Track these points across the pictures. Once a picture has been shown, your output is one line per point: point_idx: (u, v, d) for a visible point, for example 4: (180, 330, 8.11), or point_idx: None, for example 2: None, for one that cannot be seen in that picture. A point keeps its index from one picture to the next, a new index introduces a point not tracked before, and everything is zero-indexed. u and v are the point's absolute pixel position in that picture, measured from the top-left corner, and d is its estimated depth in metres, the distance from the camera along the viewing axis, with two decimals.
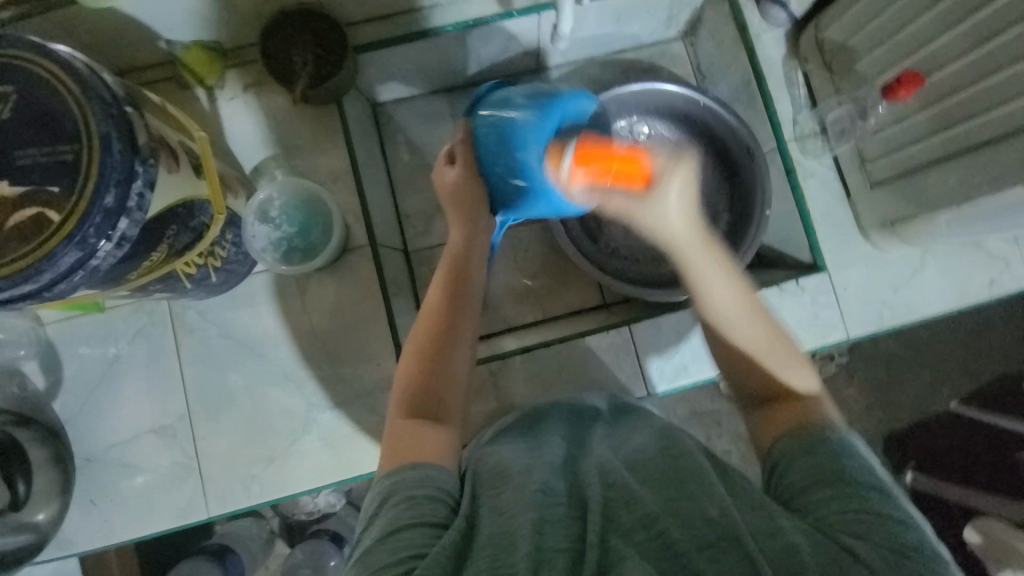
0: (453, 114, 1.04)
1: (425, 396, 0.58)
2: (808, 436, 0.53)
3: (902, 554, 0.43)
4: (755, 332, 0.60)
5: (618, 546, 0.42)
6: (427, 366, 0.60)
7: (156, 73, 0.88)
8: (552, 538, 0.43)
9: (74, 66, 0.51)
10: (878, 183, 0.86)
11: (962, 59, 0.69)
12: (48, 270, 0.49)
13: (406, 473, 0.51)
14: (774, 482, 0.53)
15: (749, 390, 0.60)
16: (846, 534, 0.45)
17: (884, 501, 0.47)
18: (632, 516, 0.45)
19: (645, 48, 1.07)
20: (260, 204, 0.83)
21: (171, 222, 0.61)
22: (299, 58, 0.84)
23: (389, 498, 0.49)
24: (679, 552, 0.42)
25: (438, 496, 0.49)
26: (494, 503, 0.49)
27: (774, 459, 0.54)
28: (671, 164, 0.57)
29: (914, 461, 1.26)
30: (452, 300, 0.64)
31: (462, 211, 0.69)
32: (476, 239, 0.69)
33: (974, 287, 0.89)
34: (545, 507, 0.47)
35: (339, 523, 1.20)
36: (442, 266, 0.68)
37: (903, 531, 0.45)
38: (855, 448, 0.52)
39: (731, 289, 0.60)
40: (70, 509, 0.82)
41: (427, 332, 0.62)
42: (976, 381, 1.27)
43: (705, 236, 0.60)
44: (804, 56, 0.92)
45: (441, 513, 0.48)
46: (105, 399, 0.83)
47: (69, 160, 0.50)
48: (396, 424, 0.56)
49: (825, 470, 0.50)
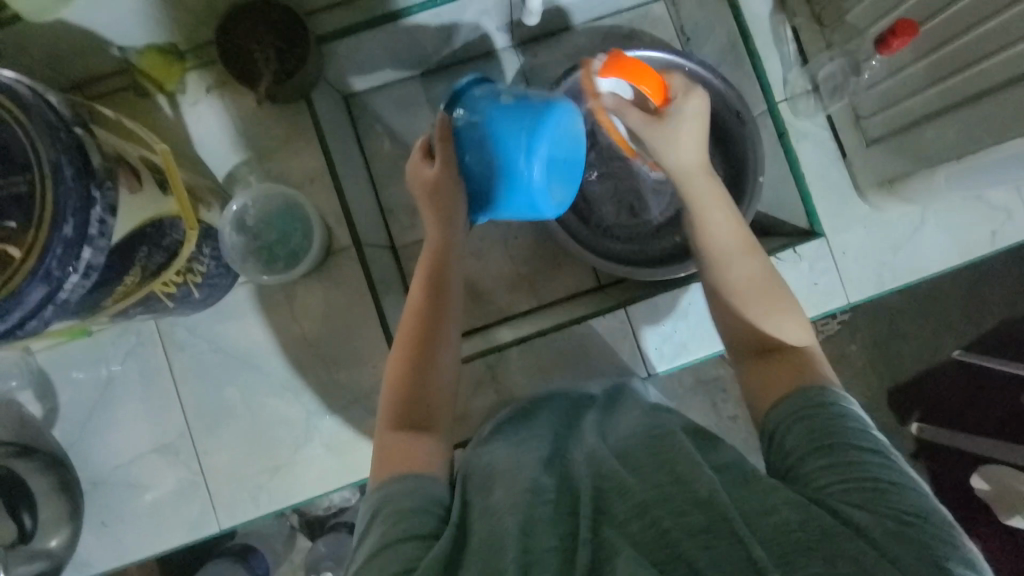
0: (429, 99, 1.00)
1: (413, 405, 0.58)
2: (803, 400, 0.52)
3: (902, 520, 0.42)
4: (744, 271, 0.63)
5: (610, 538, 0.42)
6: (413, 375, 0.59)
7: (113, 82, 0.84)
8: (542, 539, 0.43)
9: (18, 92, 0.49)
10: (873, 141, 0.84)
11: (957, 4, 0.65)
12: (14, 308, 0.47)
13: (395, 487, 0.51)
14: (772, 451, 0.52)
15: (747, 344, 0.61)
16: (842, 501, 0.44)
17: (882, 466, 0.46)
18: (628, 503, 0.45)
19: (625, 12, 1.01)
20: (235, 215, 0.80)
21: (140, 243, 0.59)
22: (261, 53, 0.80)
23: (378, 513, 0.49)
24: (674, 542, 0.41)
25: (427, 508, 0.49)
26: (486, 503, 0.48)
27: (771, 427, 0.53)
28: (685, 91, 0.68)
29: (918, 413, 1.25)
30: (434, 300, 0.63)
31: (440, 209, 0.65)
32: (452, 234, 0.66)
33: (975, 241, 0.87)
34: (533, 505, 0.46)
35: (355, 514, 1.21)
36: (424, 262, 0.65)
37: (899, 496, 0.44)
38: (850, 411, 0.51)
39: (727, 228, 0.65)
40: (83, 532, 0.83)
41: (409, 336, 0.61)
42: (981, 329, 1.25)
43: (710, 170, 0.68)
44: (793, 9, 0.87)
45: (429, 524, 0.47)
46: (103, 422, 0.83)
47: (25, 192, 0.47)
48: (384, 436, 0.56)
49: (823, 436, 0.49)
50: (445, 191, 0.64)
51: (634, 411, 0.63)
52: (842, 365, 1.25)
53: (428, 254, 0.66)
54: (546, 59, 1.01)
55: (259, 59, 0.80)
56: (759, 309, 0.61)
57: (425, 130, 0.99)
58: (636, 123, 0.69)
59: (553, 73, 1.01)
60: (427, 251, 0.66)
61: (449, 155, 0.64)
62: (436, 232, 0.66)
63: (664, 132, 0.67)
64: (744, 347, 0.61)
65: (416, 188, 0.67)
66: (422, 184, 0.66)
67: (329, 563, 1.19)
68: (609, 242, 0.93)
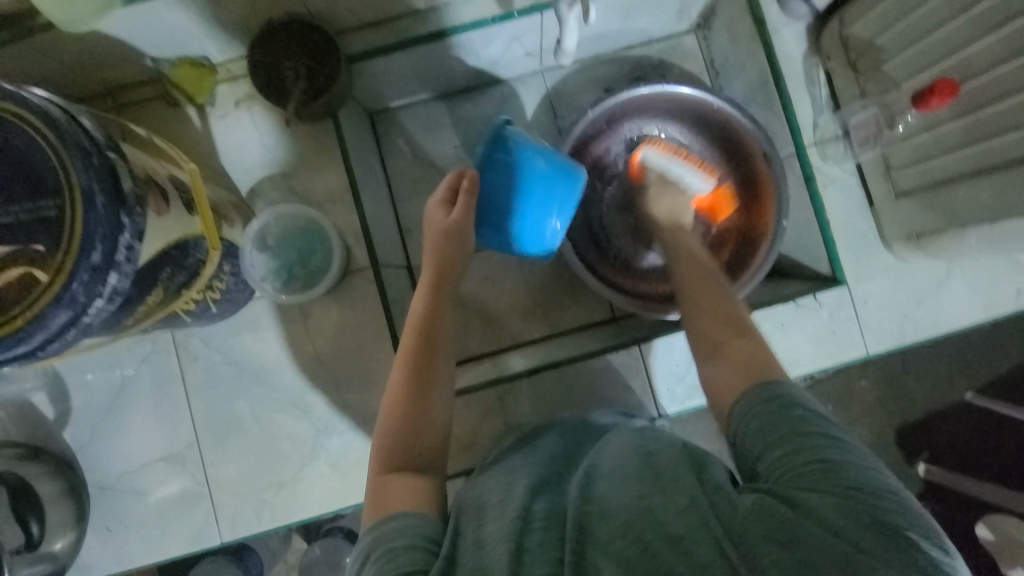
0: (454, 120, 0.99)
1: (405, 447, 0.56)
2: (759, 397, 0.51)
3: (855, 497, 0.42)
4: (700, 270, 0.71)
5: (595, 562, 0.40)
6: (404, 410, 0.58)
7: (146, 91, 0.85)
8: (530, 568, 0.41)
9: (51, 114, 0.48)
10: (903, 194, 0.81)
11: (997, 68, 0.64)
12: (38, 330, 0.47)
13: (386, 525, 0.48)
14: (740, 456, 0.51)
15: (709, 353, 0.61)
16: (800, 489, 0.43)
17: (831, 447, 0.46)
18: (610, 526, 0.42)
19: (655, 43, 1.00)
20: (257, 233, 0.80)
21: (164, 265, 0.59)
22: (291, 70, 0.80)
23: (369, 556, 0.46)
24: (653, 550, 0.40)
25: (417, 545, 0.46)
26: (477, 540, 0.45)
27: (735, 432, 0.52)
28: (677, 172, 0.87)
29: (926, 453, 1.23)
30: (431, 337, 0.62)
31: (444, 242, 0.65)
32: (454, 267, 0.66)
33: (1001, 298, 0.85)
34: (521, 533, 0.43)
35: (352, 522, 1.21)
36: (423, 295, 0.65)
37: (850, 472, 0.44)
38: (797, 396, 0.51)
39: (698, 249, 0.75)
40: (87, 536, 0.84)
41: (409, 375, 0.60)
42: (997, 379, 1.23)
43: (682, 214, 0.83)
44: (827, 53, 0.86)
45: (421, 562, 0.44)
46: (113, 427, 0.84)
47: (53, 216, 0.48)
48: (379, 481, 0.53)
49: (780, 429, 0.48)
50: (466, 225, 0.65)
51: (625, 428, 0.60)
52: (851, 403, 1.23)
53: (427, 288, 0.65)
54: (573, 86, 1.01)
55: (290, 77, 0.81)
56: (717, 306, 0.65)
57: (449, 151, 0.99)
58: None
59: (579, 100, 1.01)
60: (423, 279, 0.65)
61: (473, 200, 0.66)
62: (431, 273, 0.65)
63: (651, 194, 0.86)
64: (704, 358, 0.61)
65: (428, 228, 0.67)
66: (435, 224, 0.66)
67: (322, 568, 1.19)
68: (627, 277, 0.93)
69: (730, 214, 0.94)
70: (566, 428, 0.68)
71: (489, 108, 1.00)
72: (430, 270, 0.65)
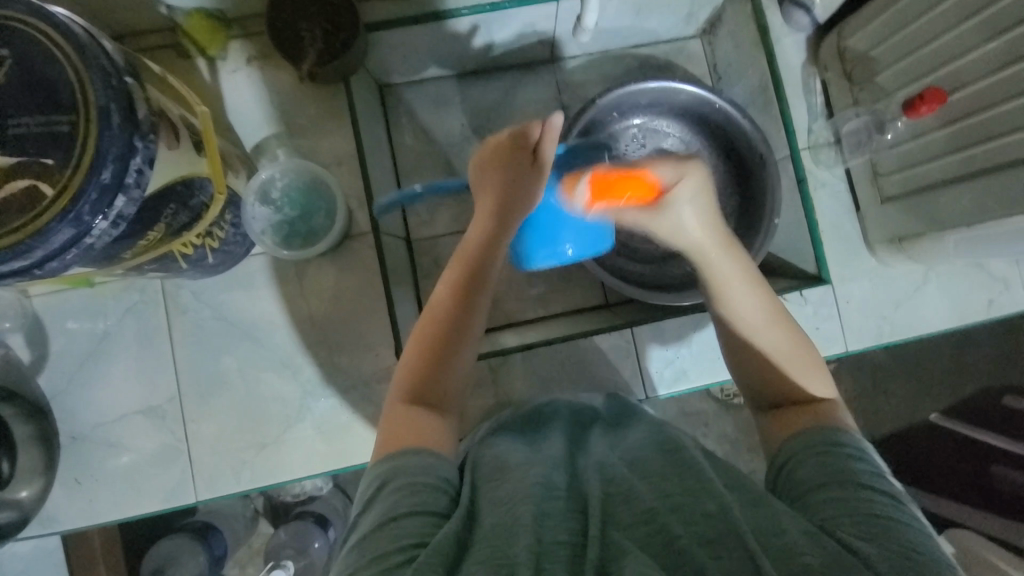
0: (462, 100, 1.01)
1: (427, 385, 0.58)
2: (817, 438, 0.52)
3: (906, 554, 0.41)
4: (753, 306, 0.61)
5: (618, 540, 0.41)
6: (430, 359, 0.59)
7: (156, 39, 0.84)
8: (552, 532, 0.42)
9: (72, 31, 0.48)
10: (888, 199, 0.86)
11: (983, 80, 0.69)
12: (39, 247, 0.47)
13: (410, 459, 0.51)
14: (782, 481, 0.51)
15: (771, 395, 0.59)
16: (847, 532, 0.43)
17: (889, 505, 0.45)
18: (634, 511, 0.44)
19: (662, 44, 1.04)
20: (261, 184, 0.81)
21: (169, 201, 0.59)
22: (308, 32, 0.81)
23: (388, 484, 0.49)
24: (681, 549, 0.41)
25: (439, 487, 0.49)
26: (494, 495, 0.48)
27: (785, 458, 0.53)
28: (677, 174, 0.62)
29: (893, 468, 1.27)
30: (462, 300, 0.61)
31: (500, 204, 0.63)
32: (499, 231, 0.63)
33: (973, 307, 0.90)
34: (543, 499, 0.45)
35: (323, 506, 1.18)
36: (464, 256, 0.63)
37: (906, 532, 0.43)
38: (867, 453, 0.50)
39: (755, 296, 0.61)
40: (54, 489, 0.81)
41: (433, 329, 0.60)
42: (959, 397, 1.28)
43: (725, 238, 0.64)
44: (825, 64, 0.90)
45: (442, 504, 0.48)
46: (92, 377, 0.82)
47: (66, 132, 0.47)
48: (395, 412, 0.56)
49: (835, 471, 0.48)
50: (520, 184, 0.64)
51: (644, 424, 0.62)
52: None
53: (468, 250, 0.63)
54: (579, 78, 1.03)
55: (306, 37, 0.81)
56: (792, 362, 0.59)
57: (453, 130, 1.00)
58: (634, 218, 0.66)
59: (584, 92, 1.03)
60: (469, 242, 0.64)
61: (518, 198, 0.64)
62: (477, 242, 0.63)
63: (663, 221, 0.63)
64: (763, 401, 0.59)
65: (490, 174, 0.65)
66: (491, 183, 0.64)
67: (289, 553, 1.13)
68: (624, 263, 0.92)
69: (725, 209, 0.96)
70: (570, 408, 0.69)
71: (495, 93, 1.01)
72: (479, 236, 0.63)
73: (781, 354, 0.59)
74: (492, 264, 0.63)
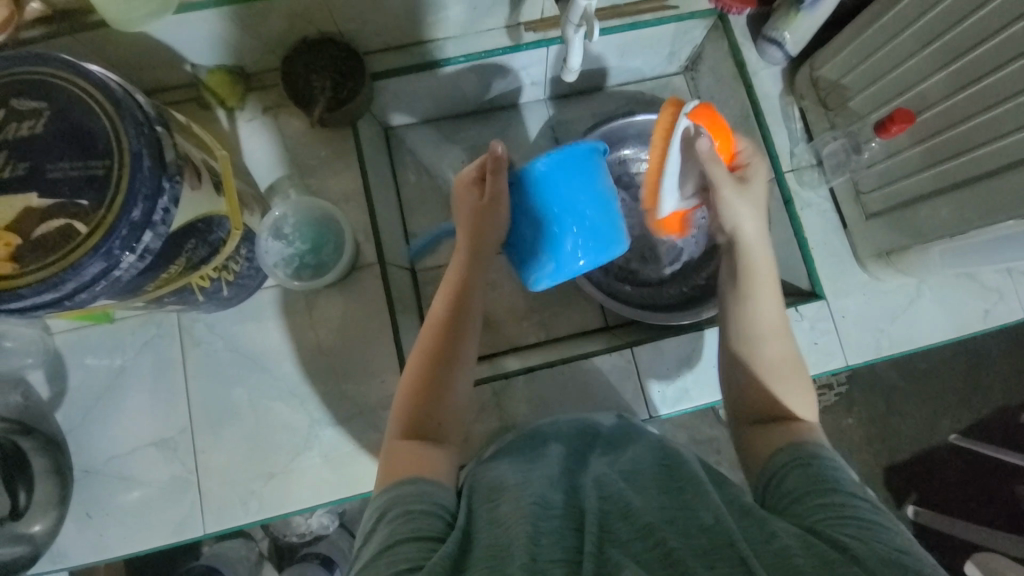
0: (462, 140, 1.07)
1: (423, 418, 0.60)
2: (790, 454, 0.53)
3: (892, 552, 0.41)
4: (770, 310, 0.64)
5: (615, 555, 0.41)
6: (425, 392, 0.61)
7: (180, 93, 0.91)
8: (546, 550, 0.43)
9: (108, 86, 0.54)
10: (872, 215, 0.89)
11: (949, 99, 0.74)
12: (70, 279, 0.51)
13: (406, 487, 0.52)
14: (770, 494, 0.52)
15: (749, 407, 0.62)
16: (839, 532, 0.43)
17: (873, 510, 0.45)
18: (632, 526, 0.45)
19: (648, 81, 1.10)
20: (274, 221, 0.86)
21: (190, 237, 0.63)
22: (319, 83, 0.87)
23: (386, 513, 0.50)
24: (676, 557, 0.41)
25: (435, 512, 0.50)
26: (494, 514, 0.49)
27: (768, 474, 0.53)
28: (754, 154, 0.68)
29: (914, 492, 1.23)
30: (449, 333, 0.64)
31: (475, 231, 0.65)
32: (478, 261, 0.66)
33: (969, 317, 0.91)
34: (541, 517, 0.46)
35: (331, 546, 1.17)
36: (448, 294, 0.66)
37: (893, 536, 0.43)
38: (844, 465, 0.51)
39: (771, 312, 0.64)
40: (65, 523, 0.82)
41: (427, 362, 0.63)
42: (975, 414, 1.26)
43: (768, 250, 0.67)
44: (801, 93, 0.96)
45: (438, 527, 0.48)
46: (107, 411, 0.84)
47: (100, 175, 0.52)
48: (394, 445, 0.58)
49: (815, 481, 0.49)
50: (491, 218, 0.64)
51: (647, 442, 0.63)
52: (838, 440, 1.25)
53: (450, 287, 0.66)
54: (572, 115, 1.10)
55: (317, 88, 0.87)
56: (781, 383, 0.61)
57: (455, 167, 1.06)
58: (720, 178, 0.63)
59: (577, 127, 1.10)
60: (453, 273, 0.67)
61: (495, 222, 0.64)
62: (459, 273, 0.66)
63: (749, 192, 0.65)
64: (746, 413, 0.62)
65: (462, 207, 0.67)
66: (463, 220, 0.66)
67: None
68: (620, 284, 0.96)
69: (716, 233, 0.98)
70: (571, 427, 0.70)
71: (493, 132, 1.08)
72: (459, 269, 0.66)
73: (772, 366, 0.62)
74: (474, 300, 0.66)
